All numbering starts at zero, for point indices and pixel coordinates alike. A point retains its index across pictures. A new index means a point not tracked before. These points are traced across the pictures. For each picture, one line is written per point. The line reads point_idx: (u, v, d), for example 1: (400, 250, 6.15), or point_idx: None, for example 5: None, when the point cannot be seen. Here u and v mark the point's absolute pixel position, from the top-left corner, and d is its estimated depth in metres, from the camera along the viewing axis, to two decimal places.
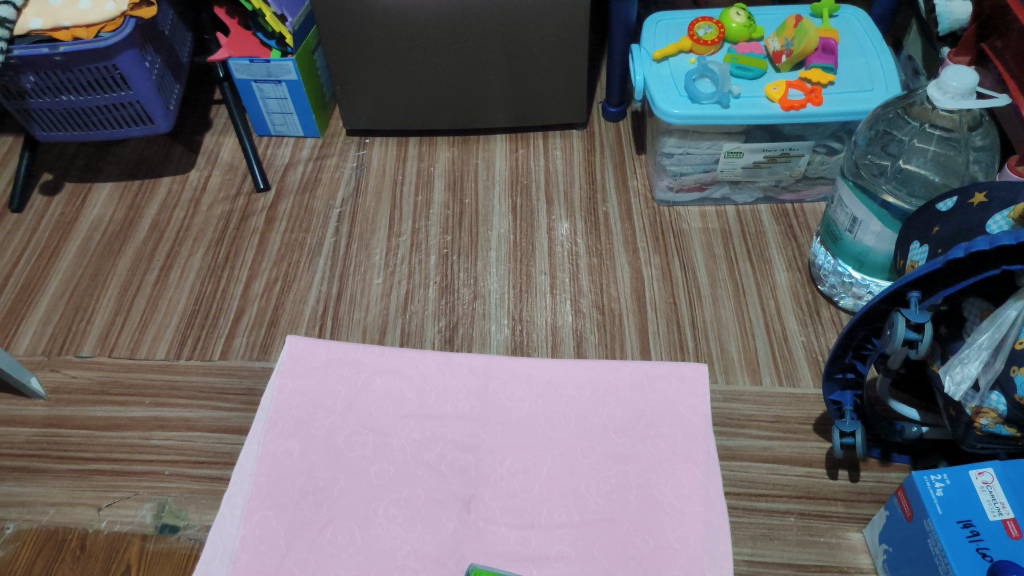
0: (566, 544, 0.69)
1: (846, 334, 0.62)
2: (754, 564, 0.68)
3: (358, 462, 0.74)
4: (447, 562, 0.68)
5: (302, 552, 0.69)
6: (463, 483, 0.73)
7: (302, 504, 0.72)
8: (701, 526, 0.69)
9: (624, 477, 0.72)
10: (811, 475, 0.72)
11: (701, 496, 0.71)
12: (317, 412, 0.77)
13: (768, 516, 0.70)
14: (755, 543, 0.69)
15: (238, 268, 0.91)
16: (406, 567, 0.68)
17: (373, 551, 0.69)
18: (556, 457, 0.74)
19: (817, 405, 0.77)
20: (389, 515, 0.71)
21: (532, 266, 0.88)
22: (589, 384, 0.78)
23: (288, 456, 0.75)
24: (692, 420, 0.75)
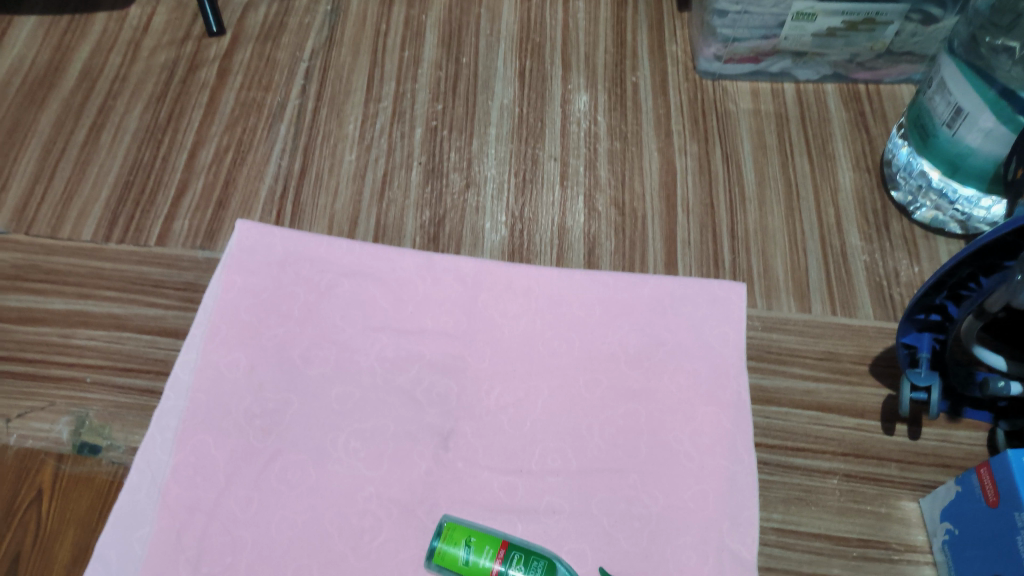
0: (560, 497, 0.58)
1: (948, 268, 0.48)
2: (785, 534, 0.56)
3: (316, 382, 0.62)
4: (416, 510, 0.58)
5: (244, 487, 0.58)
6: (441, 414, 0.61)
7: (246, 430, 0.60)
8: (724, 485, 0.57)
9: (634, 419, 0.60)
10: (862, 428, 0.59)
11: (726, 446, 0.59)
12: (269, 317, 0.64)
13: (805, 476, 0.58)
14: (787, 508, 0.57)
15: (183, 133, 0.75)
16: (367, 512, 0.57)
17: (329, 492, 0.58)
18: (554, 389, 0.61)
19: (876, 341, 0.62)
20: (350, 449, 0.60)
21: (538, 148, 0.72)
22: (599, 303, 0.64)
23: (233, 370, 0.62)
24: (721, 353, 0.61)
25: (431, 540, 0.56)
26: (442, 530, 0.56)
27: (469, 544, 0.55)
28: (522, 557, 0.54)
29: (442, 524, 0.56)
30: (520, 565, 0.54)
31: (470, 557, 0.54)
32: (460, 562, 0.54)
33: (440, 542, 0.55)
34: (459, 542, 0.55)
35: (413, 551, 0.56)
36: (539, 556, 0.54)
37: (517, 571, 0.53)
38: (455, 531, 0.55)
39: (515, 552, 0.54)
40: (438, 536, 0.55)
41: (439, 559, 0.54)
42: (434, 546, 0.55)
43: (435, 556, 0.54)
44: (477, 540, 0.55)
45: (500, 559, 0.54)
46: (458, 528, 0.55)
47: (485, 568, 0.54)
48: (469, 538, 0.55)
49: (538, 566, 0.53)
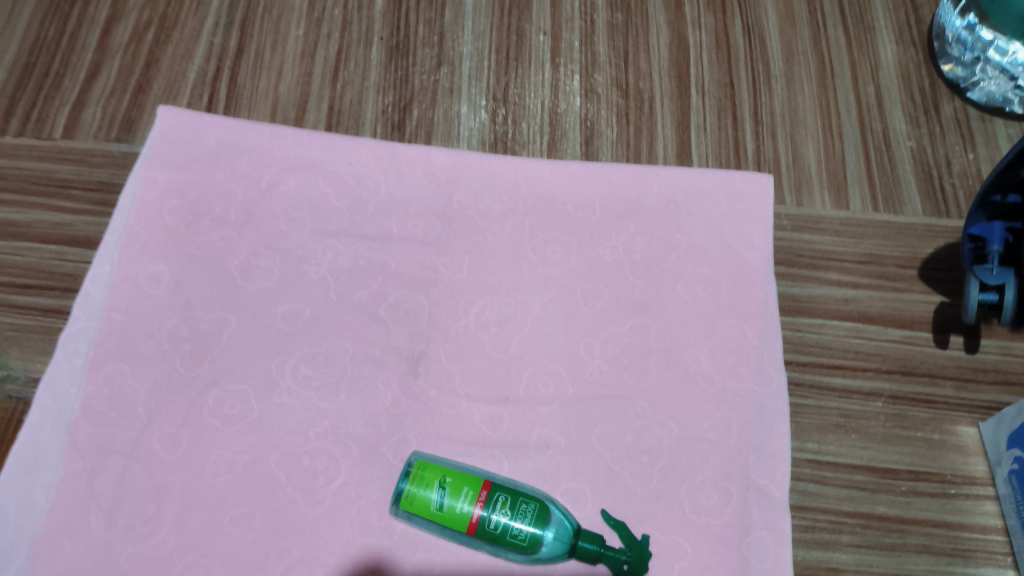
0: (553, 428, 0.48)
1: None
2: (820, 467, 0.47)
3: (257, 298, 0.51)
4: (381, 448, 0.48)
5: (171, 424, 0.48)
6: (409, 336, 0.50)
7: (173, 356, 0.50)
8: (748, 412, 0.48)
9: (640, 336, 0.50)
10: (911, 341, 0.50)
11: (751, 366, 0.49)
12: (200, 221, 0.53)
13: (844, 399, 0.49)
14: (823, 437, 0.48)
15: (95, 5, 0.62)
16: (321, 452, 0.48)
17: (274, 428, 0.48)
18: (546, 303, 0.51)
19: (926, 241, 0.53)
20: (300, 377, 0.49)
21: (524, 19, 0.60)
22: (599, 201, 0.53)
23: (155, 285, 0.51)
24: (744, 257, 0.52)
25: (398, 481, 0.46)
26: (411, 469, 0.46)
27: (444, 486, 0.45)
28: (509, 501, 0.45)
29: (410, 462, 0.47)
30: (505, 510, 0.45)
31: (445, 501, 0.45)
32: (434, 509, 0.45)
33: (410, 484, 0.45)
34: (431, 483, 0.45)
35: (377, 496, 0.47)
36: (528, 500, 0.45)
37: (502, 518, 0.44)
38: (427, 470, 0.46)
39: (500, 495, 0.45)
40: (406, 476, 0.46)
41: (409, 505, 0.45)
42: (402, 490, 0.46)
43: (404, 500, 0.45)
44: (454, 480, 0.45)
45: (482, 504, 0.45)
46: (430, 467, 0.46)
47: (464, 515, 0.45)
48: (444, 478, 0.45)
49: (528, 513, 0.44)
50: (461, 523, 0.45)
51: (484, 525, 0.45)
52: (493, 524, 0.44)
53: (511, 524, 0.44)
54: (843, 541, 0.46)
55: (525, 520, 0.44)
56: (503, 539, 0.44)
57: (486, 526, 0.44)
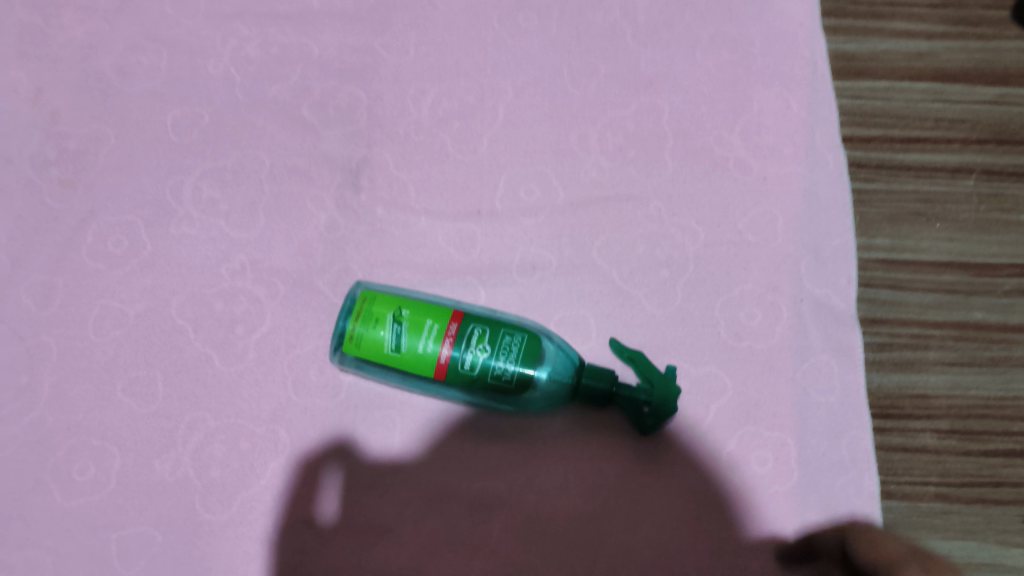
0: (541, 244, 0.36)
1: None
2: (897, 269, 0.36)
3: (141, 102, 0.39)
4: (316, 284, 0.36)
5: (41, 270, 0.37)
6: (343, 138, 0.38)
7: (38, 184, 0.38)
8: (798, 201, 0.37)
9: (649, 119, 0.38)
10: (1004, 101, 0.38)
11: (797, 146, 0.37)
12: (63, 15, 0.41)
13: (922, 179, 0.37)
14: (897, 229, 0.37)
15: None
16: (237, 293, 0.36)
17: (175, 266, 0.37)
18: (523, 86, 0.39)
19: None
20: (202, 200, 0.38)
21: None
22: None
23: (8, 96, 0.39)
24: (779, 9, 0.39)
25: (340, 321, 0.34)
26: (354, 303, 0.34)
27: (400, 320, 0.33)
28: (489, 334, 0.33)
29: (354, 295, 0.34)
30: (484, 346, 0.32)
31: (402, 340, 0.33)
32: (388, 353, 0.33)
33: (354, 322, 0.33)
34: (382, 318, 0.33)
35: (315, 344, 0.36)
36: (515, 331, 0.33)
37: (480, 355, 0.32)
38: (376, 302, 0.33)
39: (476, 327, 0.33)
40: (350, 314, 0.34)
41: (356, 349, 0.33)
42: (346, 331, 0.34)
43: (348, 344, 0.33)
44: (412, 311, 0.33)
45: (452, 339, 0.32)
46: (379, 299, 0.33)
47: (429, 356, 0.33)
48: (399, 310, 0.33)
49: (515, 347, 0.32)
50: (427, 367, 0.33)
51: (457, 367, 0.32)
52: (469, 365, 0.32)
53: (494, 364, 0.32)
54: (931, 360, 0.35)
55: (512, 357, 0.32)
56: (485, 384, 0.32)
57: (461, 367, 0.32)
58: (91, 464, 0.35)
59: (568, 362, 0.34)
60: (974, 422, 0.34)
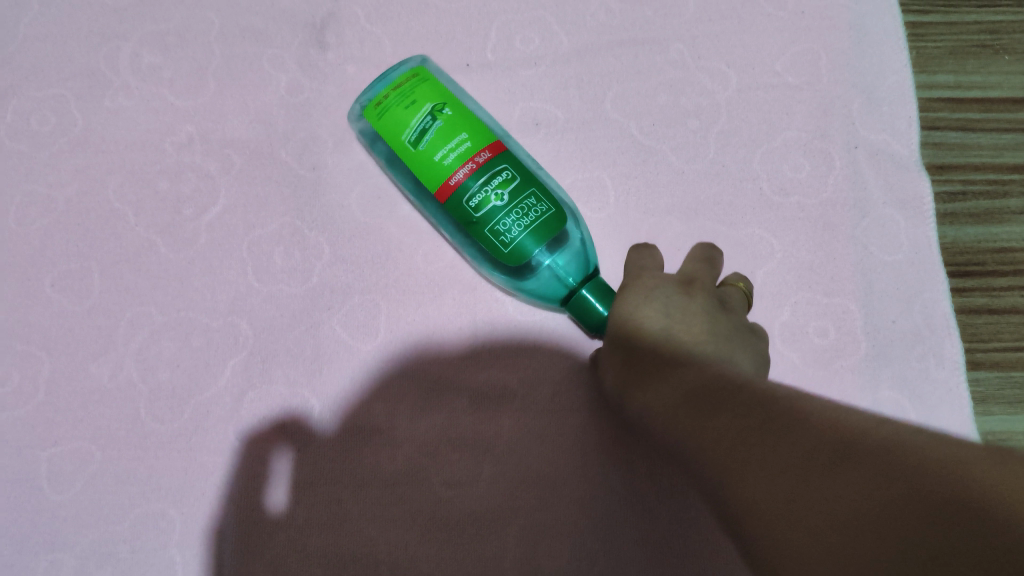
0: (544, 97, 0.31)
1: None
2: (964, 108, 0.31)
3: None
4: (277, 154, 0.31)
5: None
6: None
7: None
8: (845, 37, 0.31)
9: None
10: None
11: None
12: None
13: (985, 8, 0.32)
14: (960, 65, 0.31)
15: None
16: (185, 170, 0.31)
17: (110, 143, 0.31)
18: None
19: None
20: (141, 66, 0.32)
21: None
22: None
23: None
24: None
25: (378, 82, 0.27)
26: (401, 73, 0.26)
27: (435, 116, 0.25)
28: (516, 184, 0.24)
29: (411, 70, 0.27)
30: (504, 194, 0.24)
31: (422, 137, 0.25)
32: (402, 139, 0.25)
33: (390, 90, 0.26)
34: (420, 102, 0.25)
35: (279, 223, 0.30)
36: (544, 197, 0.25)
37: (492, 201, 0.24)
38: (427, 85, 0.26)
39: (502, 170, 0.25)
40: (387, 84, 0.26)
41: (375, 121, 0.26)
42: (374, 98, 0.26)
43: (372, 108, 0.26)
44: (450, 116, 0.25)
45: (471, 168, 0.25)
46: (428, 83, 0.26)
47: (441, 170, 0.25)
48: (440, 106, 0.25)
49: (532, 213, 0.24)
50: (429, 181, 0.25)
51: (460, 200, 0.25)
52: (475, 204, 0.24)
53: (504, 217, 0.24)
54: (1014, 209, 0.29)
55: (523, 223, 0.24)
56: (480, 237, 0.25)
57: (464, 202, 0.24)
58: (14, 373, 0.29)
59: (584, 266, 0.26)
60: None
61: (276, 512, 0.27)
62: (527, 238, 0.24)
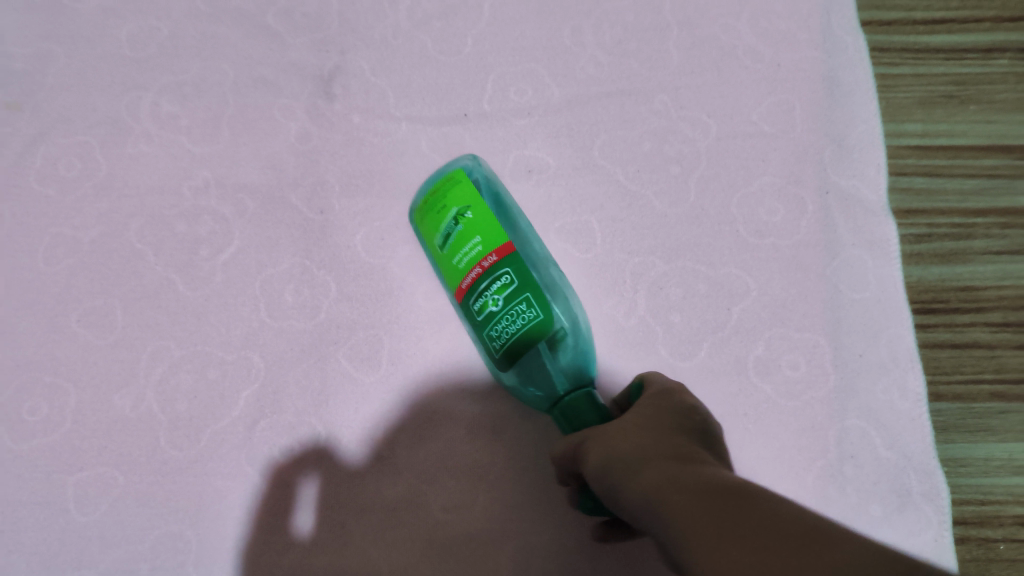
0: (536, 145, 0.33)
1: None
2: (930, 155, 0.33)
3: (92, 18, 0.35)
4: (287, 198, 0.33)
5: None
6: (314, 45, 0.35)
7: None
8: (819, 89, 0.33)
9: (650, 11, 0.35)
10: None
11: (813, 32, 0.34)
12: None
13: (951, 61, 0.34)
14: (927, 114, 0.33)
15: None
16: (202, 213, 0.33)
17: (133, 189, 0.33)
18: None
19: None
20: (161, 116, 0.34)
21: None
22: None
23: None
24: None
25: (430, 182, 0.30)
26: (441, 178, 0.29)
27: (457, 220, 0.28)
28: (512, 287, 0.26)
29: (451, 169, 0.29)
30: (501, 299, 0.26)
31: (447, 241, 0.28)
32: (438, 240, 0.29)
33: (434, 192, 0.29)
34: (448, 208, 0.28)
35: (289, 263, 0.32)
36: (536, 303, 0.26)
37: (491, 305, 0.27)
38: (456, 186, 0.29)
39: (502, 275, 0.26)
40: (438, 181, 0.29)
41: (423, 219, 0.30)
42: (424, 197, 0.30)
43: (420, 212, 0.30)
44: (467, 223, 0.28)
45: (479, 271, 0.27)
46: (458, 187, 0.28)
47: (460, 271, 0.28)
48: (462, 211, 0.28)
49: (518, 319, 0.26)
50: (453, 281, 0.28)
51: (470, 300, 0.27)
52: (478, 307, 0.27)
53: (500, 321, 0.26)
54: (976, 250, 0.32)
55: (510, 328, 0.26)
56: (483, 338, 0.27)
57: (474, 303, 0.27)
58: (43, 403, 0.31)
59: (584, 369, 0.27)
60: None
61: (305, 536, 0.29)
62: (512, 346, 0.26)
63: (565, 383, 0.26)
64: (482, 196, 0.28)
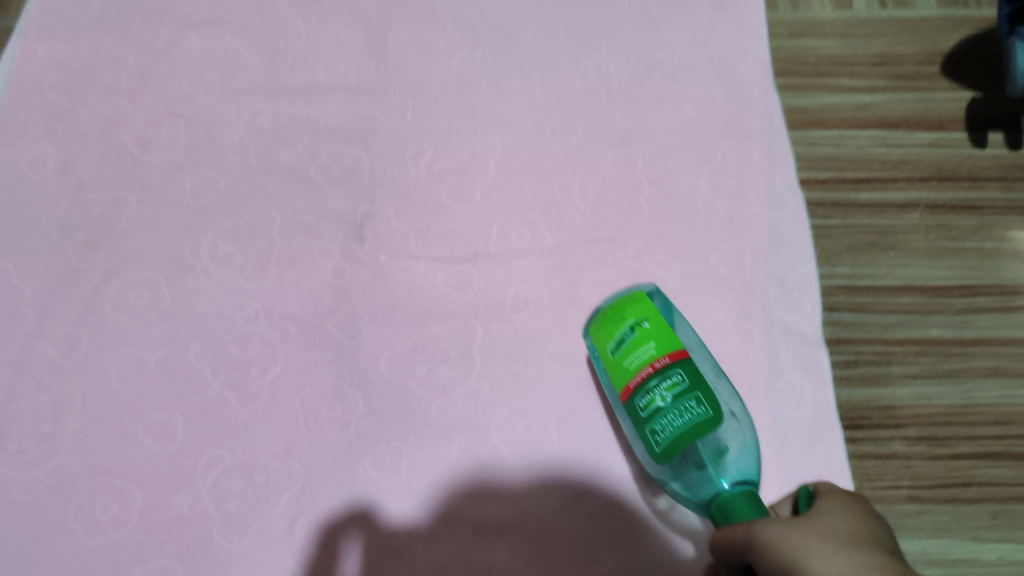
0: (532, 283, 0.40)
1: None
2: (857, 294, 0.40)
3: (162, 171, 0.42)
4: (325, 326, 0.39)
5: (67, 324, 0.39)
6: (349, 196, 0.42)
7: (65, 247, 0.41)
8: (763, 239, 0.40)
9: (626, 170, 0.42)
10: (941, 144, 0.42)
11: (759, 190, 0.41)
12: (87, 94, 0.44)
13: (875, 214, 0.41)
14: (855, 259, 0.40)
15: None
16: (252, 338, 0.39)
17: (194, 317, 0.40)
18: (510, 146, 0.43)
19: (945, 35, 0.45)
20: (219, 255, 0.41)
21: None
22: (562, 23, 0.45)
23: (39, 169, 0.43)
24: (738, 70, 0.44)
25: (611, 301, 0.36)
26: (625, 296, 0.35)
27: (634, 329, 0.33)
28: (681, 387, 0.31)
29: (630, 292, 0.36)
30: (668, 397, 0.31)
31: (620, 345, 0.34)
32: (612, 346, 0.34)
33: (616, 306, 0.35)
34: (626, 320, 0.34)
35: (325, 381, 0.38)
36: (703, 402, 0.30)
37: (658, 400, 0.31)
38: (637, 303, 0.34)
39: (673, 375, 0.31)
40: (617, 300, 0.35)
41: (599, 329, 0.35)
42: (603, 312, 0.36)
43: (596, 323, 0.36)
44: (643, 331, 0.33)
45: (649, 371, 0.32)
46: (635, 304, 0.34)
47: (629, 371, 0.33)
48: (641, 321, 0.34)
49: (685, 413, 0.30)
50: (620, 381, 0.33)
51: (635, 397, 0.32)
52: (642, 403, 0.32)
53: (664, 415, 0.31)
54: (895, 373, 0.38)
55: (677, 422, 0.30)
56: (643, 433, 0.31)
57: (638, 400, 0.32)
58: (113, 503, 0.36)
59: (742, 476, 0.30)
60: (940, 428, 0.37)
61: None
62: (672, 437, 0.30)
63: (726, 484, 0.30)
64: (657, 313, 0.34)
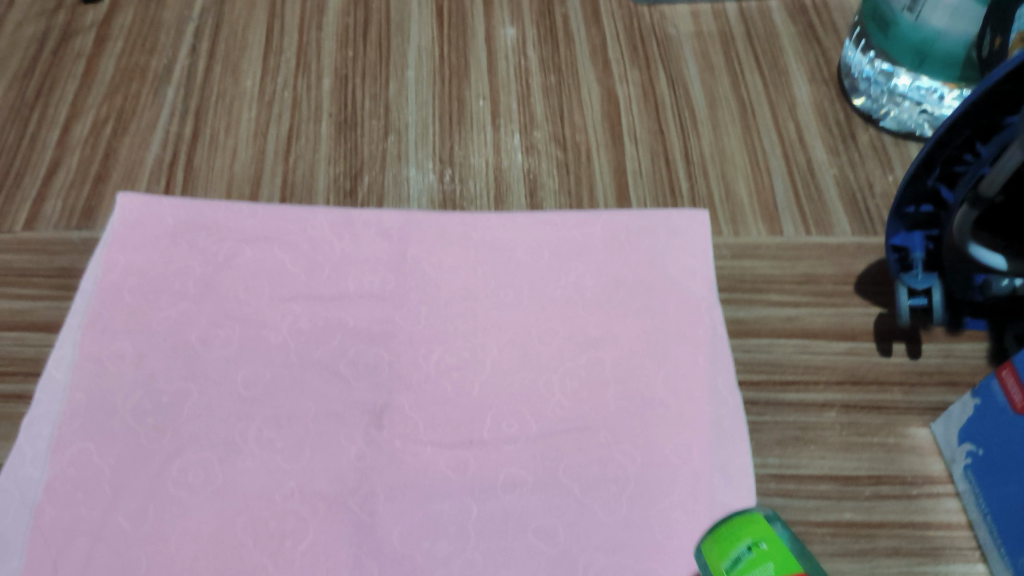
0: (519, 466, 0.48)
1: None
2: (785, 481, 0.48)
3: (219, 366, 0.52)
4: (348, 502, 0.47)
5: (136, 499, 0.48)
6: (371, 389, 0.51)
7: (137, 430, 0.50)
8: (708, 434, 0.49)
9: (598, 370, 0.51)
10: (855, 352, 0.52)
11: (706, 389, 0.51)
12: (160, 297, 0.54)
13: (799, 412, 0.50)
14: (783, 450, 0.49)
15: (51, 105, 0.64)
16: (288, 512, 0.47)
17: (241, 493, 0.48)
18: (503, 345, 0.52)
19: (858, 258, 0.55)
20: (264, 439, 0.49)
21: (463, 86, 0.64)
22: (546, 246, 0.56)
23: (117, 361, 0.52)
24: (689, 286, 0.54)
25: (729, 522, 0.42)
26: (743, 518, 0.41)
27: (750, 548, 0.39)
28: None
29: (745, 515, 0.41)
30: None
31: (737, 564, 0.39)
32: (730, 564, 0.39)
33: (733, 529, 0.41)
34: (743, 541, 0.40)
35: (347, 552, 0.46)
36: None
37: None
38: (753, 526, 0.40)
39: None
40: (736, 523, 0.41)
41: (717, 546, 0.41)
42: (722, 533, 0.41)
43: (714, 543, 0.41)
44: (760, 550, 0.39)
45: None
46: (749, 527, 0.40)
47: None
48: (757, 542, 0.39)
49: None
50: None
51: None
52: None
53: None
54: (816, 552, 0.46)
55: None
56: None
57: None
58: None
59: None
60: None
61: None
62: None
63: None
64: (773, 535, 0.40)
